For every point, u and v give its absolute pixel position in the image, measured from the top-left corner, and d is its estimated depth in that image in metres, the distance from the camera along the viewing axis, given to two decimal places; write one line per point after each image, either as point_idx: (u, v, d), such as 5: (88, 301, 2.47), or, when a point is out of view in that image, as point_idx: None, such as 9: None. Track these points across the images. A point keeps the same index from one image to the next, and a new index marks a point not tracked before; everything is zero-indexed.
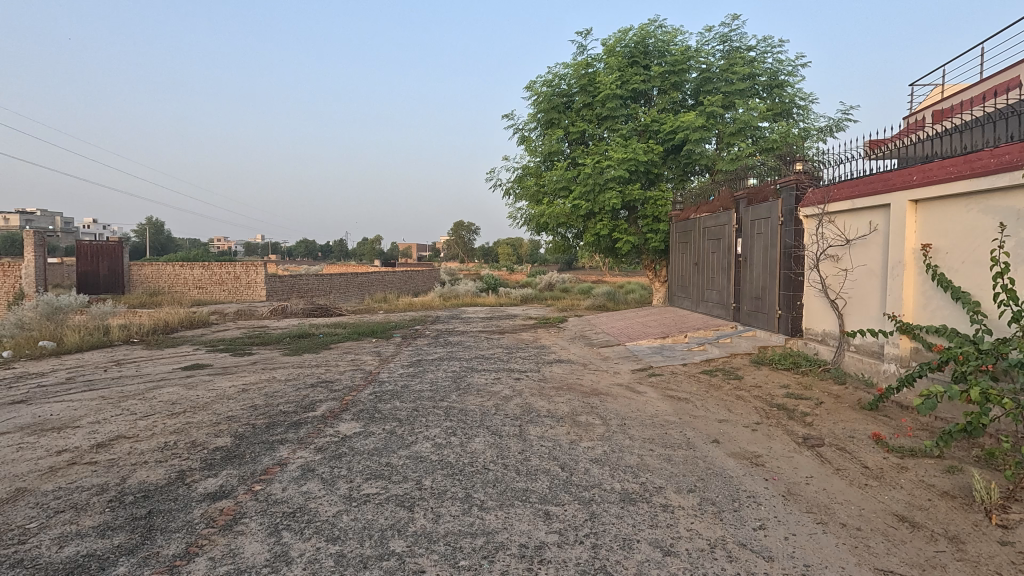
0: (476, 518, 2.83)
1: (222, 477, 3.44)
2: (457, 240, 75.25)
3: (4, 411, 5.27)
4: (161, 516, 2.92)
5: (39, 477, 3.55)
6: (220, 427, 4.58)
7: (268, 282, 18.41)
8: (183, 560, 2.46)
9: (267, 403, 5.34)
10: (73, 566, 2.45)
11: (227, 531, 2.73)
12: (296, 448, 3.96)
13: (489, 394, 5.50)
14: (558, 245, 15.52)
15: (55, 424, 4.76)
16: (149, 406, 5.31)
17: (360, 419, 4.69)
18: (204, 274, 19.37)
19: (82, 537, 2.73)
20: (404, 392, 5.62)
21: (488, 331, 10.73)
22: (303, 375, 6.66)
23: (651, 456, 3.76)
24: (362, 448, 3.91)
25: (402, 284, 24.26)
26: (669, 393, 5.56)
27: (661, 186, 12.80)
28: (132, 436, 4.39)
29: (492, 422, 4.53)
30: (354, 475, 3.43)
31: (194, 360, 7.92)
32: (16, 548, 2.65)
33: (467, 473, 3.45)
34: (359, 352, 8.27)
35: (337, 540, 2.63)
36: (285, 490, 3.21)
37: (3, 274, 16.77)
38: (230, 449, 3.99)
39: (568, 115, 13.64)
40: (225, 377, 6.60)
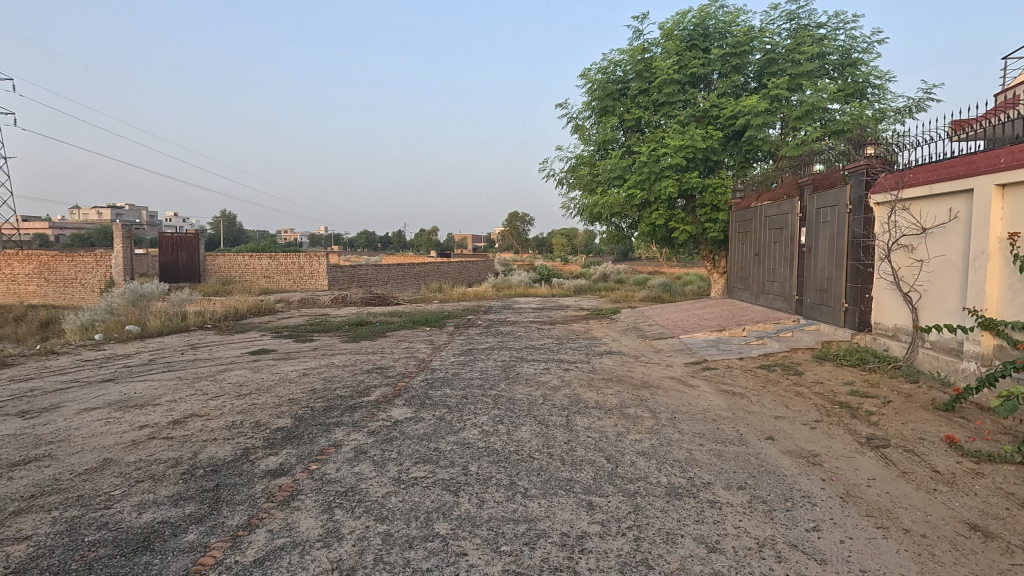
0: (519, 505, 2.87)
1: (283, 456, 3.64)
2: (512, 230, 75.65)
3: (95, 388, 5.79)
4: (227, 489, 3.13)
5: (123, 449, 3.89)
6: (283, 408, 4.85)
7: (330, 272, 19.24)
8: (245, 531, 2.64)
9: (324, 387, 5.58)
10: (150, 532, 2.68)
11: (285, 506, 2.90)
12: (351, 430, 4.14)
13: (537, 384, 5.53)
14: (613, 235, 15.31)
15: (138, 401, 5.19)
16: (219, 387, 5.69)
17: (411, 405, 4.83)
18: (271, 265, 20.34)
19: (159, 505, 2.97)
20: (455, 380, 5.74)
21: (539, 321, 10.76)
22: (360, 361, 6.92)
23: (700, 451, 3.68)
24: (412, 433, 4.04)
25: (457, 274, 24.68)
26: (724, 388, 5.40)
27: (722, 174, 12.29)
28: (204, 414, 4.73)
29: (540, 412, 4.55)
30: (403, 458, 3.55)
31: (260, 345, 8.38)
32: (103, 512, 2.92)
33: (512, 461, 3.49)
34: (413, 341, 8.48)
35: (386, 519, 2.74)
36: (338, 470, 3.37)
37: (97, 264, 18.32)
38: (290, 430, 4.22)
39: (623, 102, 13.36)
40: (288, 362, 6.97)
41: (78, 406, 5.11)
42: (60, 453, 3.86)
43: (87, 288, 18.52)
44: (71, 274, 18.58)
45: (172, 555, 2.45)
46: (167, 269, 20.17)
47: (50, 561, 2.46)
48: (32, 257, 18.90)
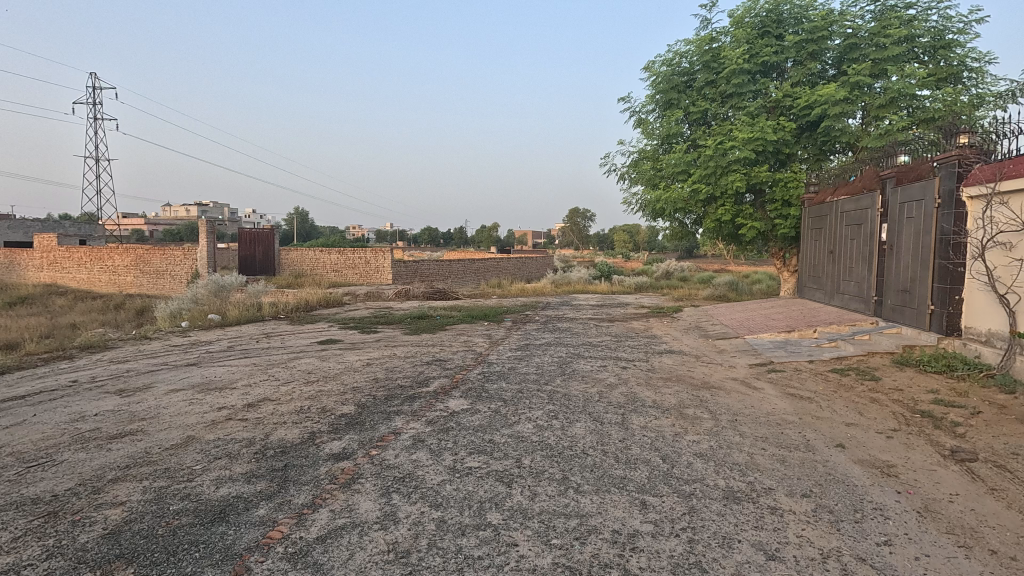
0: (571, 500, 2.87)
1: (346, 441, 3.82)
2: (572, 227, 75.13)
3: (182, 371, 6.28)
4: (294, 470, 3.32)
5: (204, 428, 4.20)
6: (347, 396, 5.07)
7: (394, 267, 19.92)
8: (309, 509, 2.80)
9: (386, 377, 5.80)
10: (225, 505, 2.89)
11: (346, 488, 3.05)
12: (409, 419, 4.28)
13: (593, 381, 5.49)
14: (676, 232, 14.89)
15: (218, 385, 5.59)
16: (290, 373, 6.04)
17: (468, 397, 4.93)
18: (340, 259, 20.94)
19: (234, 481, 3.20)
20: (511, 374, 5.80)
21: (598, 318, 10.66)
22: (420, 353, 7.12)
23: (763, 456, 3.53)
24: (468, 424, 4.12)
25: (516, 270, 24.83)
26: (791, 391, 5.15)
27: (794, 167, 11.67)
28: (275, 399, 5.03)
29: (595, 409, 4.52)
30: (458, 448, 3.63)
31: (328, 336, 8.80)
32: (186, 484, 3.18)
33: (566, 456, 3.49)
34: (472, 335, 8.64)
35: (440, 506, 2.82)
36: (397, 457, 3.49)
37: (185, 257, 19.80)
38: (353, 417, 4.41)
39: (688, 94, 12.96)
40: (352, 352, 7.28)
41: (166, 386, 5.57)
42: (150, 429, 4.22)
43: (176, 279, 20.04)
44: (163, 267, 20.14)
45: (245, 527, 2.63)
46: (246, 263, 21.36)
47: (140, 525, 2.71)
48: (129, 250, 20.63)
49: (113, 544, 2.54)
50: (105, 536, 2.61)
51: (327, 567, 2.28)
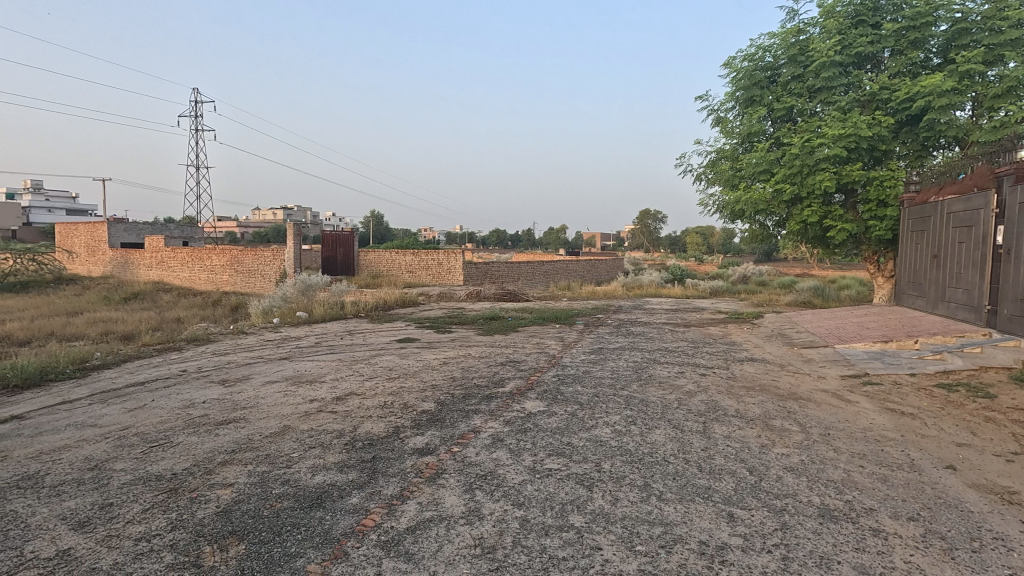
0: (654, 507, 2.83)
1: (428, 437, 3.96)
2: (643, 228, 73.49)
3: (275, 364, 6.74)
4: (382, 462, 3.49)
5: (299, 419, 4.50)
6: (427, 393, 5.26)
7: (466, 268, 20.42)
8: (398, 501, 2.93)
9: (463, 376, 5.95)
10: (322, 492, 3.08)
11: (431, 482, 3.17)
12: (488, 418, 4.37)
13: (671, 388, 5.36)
14: (757, 234, 14.20)
15: (308, 378, 5.96)
16: (373, 370, 6.33)
17: (544, 399, 4.96)
18: (413, 260, 21.40)
19: (328, 469, 3.40)
20: (586, 377, 5.78)
21: (673, 323, 10.37)
22: (495, 354, 7.24)
23: (861, 473, 3.32)
24: (546, 426, 4.15)
25: (585, 273, 24.68)
26: (890, 406, 4.80)
27: (891, 164, 10.85)
28: (361, 393, 5.29)
29: (675, 416, 4.42)
30: (538, 449, 3.67)
31: (406, 334, 9.13)
32: (286, 470, 3.42)
33: (646, 462, 3.44)
34: (544, 337, 8.68)
35: (523, 505, 2.86)
36: (478, 455, 3.58)
37: (274, 257, 21.14)
38: (434, 413, 4.56)
39: (772, 90, 12.38)
40: (429, 351, 7.51)
41: (262, 378, 5.99)
42: (251, 417, 4.56)
43: (267, 278, 21.50)
44: (255, 266, 21.66)
45: (341, 514, 2.80)
46: (328, 263, 22.10)
47: (248, 506, 2.94)
48: (226, 251, 22.30)
49: (226, 521, 2.78)
50: (219, 513, 2.86)
51: (418, 557, 2.38)
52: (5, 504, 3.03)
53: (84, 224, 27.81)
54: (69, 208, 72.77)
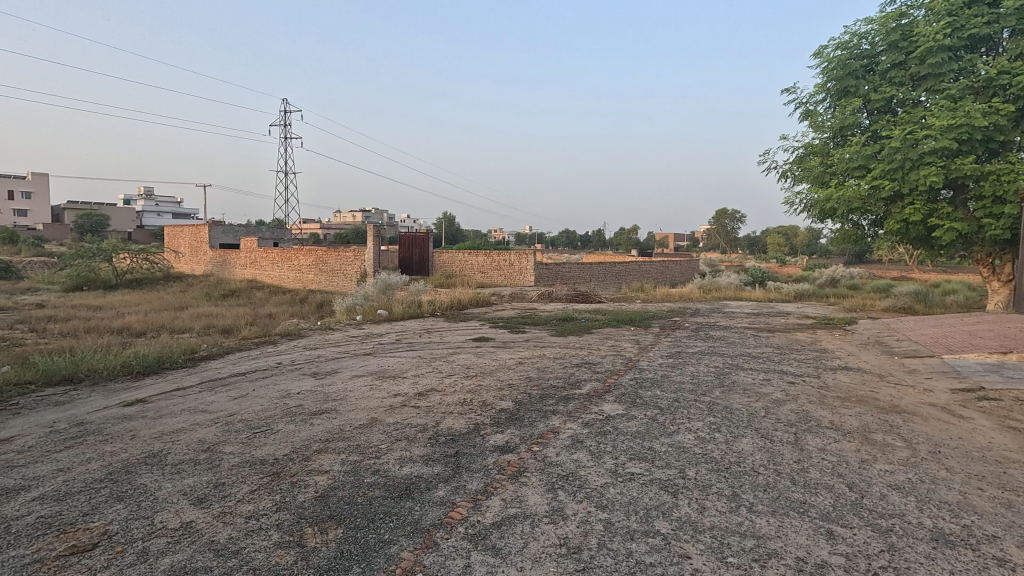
0: (745, 519, 2.72)
1: (508, 435, 4.02)
2: (720, 228, 70.57)
3: (361, 359, 7.09)
4: (465, 457, 3.58)
5: (385, 412, 4.71)
6: (504, 392, 5.34)
7: (537, 269, 20.48)
8: (483, 496, 3.00)
9: (539, 376, 5.99)
10: (410, 483, 3.22)
11: (514, 480, 3.22)
12: (566, 419, 4.38)
13: (757, 395, 5.13)
14: (849, 235, 13.24)
15: (392, 373, 6.22)
16: (451, 367, 6.51)
17: (622, 402, 4.89)
18: (485, 261, 21.66)
19: (414, 462, 3.54)
20: (665, 381, 5.64)
21: (756, 328, 9.88)
22: (569, 355, 7.23)
23: (979, 497, 3.03)
24: (626, 430, 4.10)
25: (658, 275, 24.06)
26: (1012, 424, 4.34)
27: (1010, 156, 9.78)
28: (441, 390, 5.45)
29: (763, 425, 4.23)
30: (619, 453, 3.63)
31: (481, 333, 9.31)
32: (376, 460, 3.60)
33: (734, 472, 3.32)
34: (619, 339, 8.56)
35: (606, 508, 2.85)
36: (558, 455, 3.59)
37: (355, 258, 22.17)
38: (513, 412, 4.63)
39: (868, 80, 11.54)
40: (505, 350, 7.62)
41: (350, 372, 6.32)
42: (341, 409, 4.83)
43: (348, 277, 22.57)
44: (337, 266, 22.81)
45: (429, 505, 2.91)
46: (405, 264, 22.91)
47: (343, 492, 3.12)
48: (312, 252, 23.63)
49: (325, 505, 2.96)
50: (318, 497, 3.06)
51: (505, 552, 2.43)
52: (136, 478, 3.39)
53: (189, 227, 30.43)
54: (176, 211, 79.93)
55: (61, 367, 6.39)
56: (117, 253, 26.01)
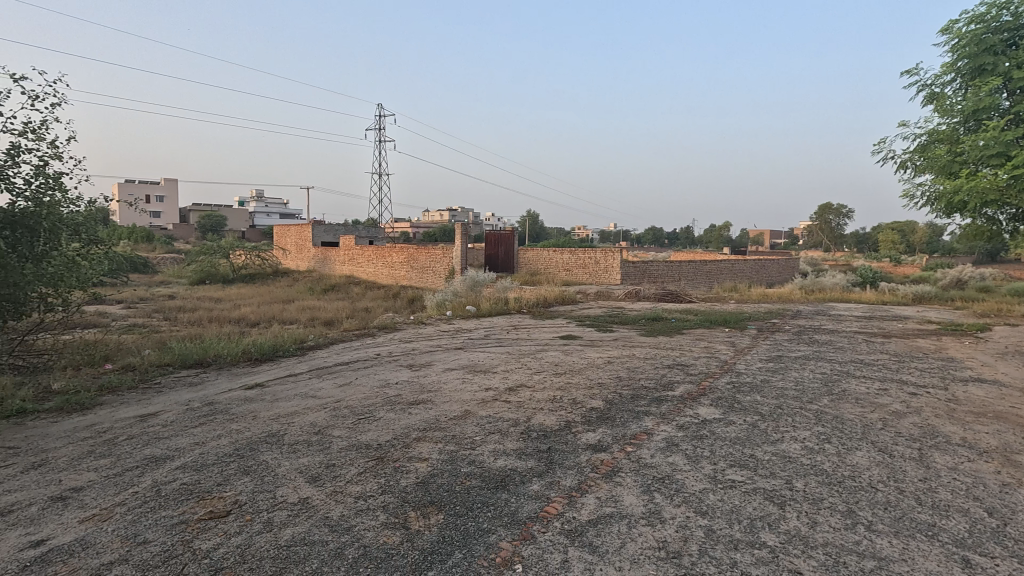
0: (863, 538, 2.53)
1: (600, 434, 3.99)
2: (824, 225, 65.45)
3: (452, 353, 7.33)
4: (558, 454, 3.60)
5: (477, 405, 4.84)
6: (594, 390, 5.31)
7: (623, 267, 20.08)
8: (577, 493, 3.01)
9: (629, 376, 5.89)
10: (504, 475, 3.29)
11: (608, 479, 3.19)
12: (659, 421, 4.28)
13: (872, 405, 4.72)
14: (982, 231, 11.77)
15: (482, 368, 6.37)
16: (540, 364, 6.56)
17: (719, 406, 4.69)
18: (571, 258, 21.51)
19: (508, 455, 3.62)
20: (765, 386, 5.35)
21: (867, 333, 9.07)
22: (660, 356, 7.03)
23: None
24: (724, 435, 3.94)
25: (754, 274, 22.77)
26: None
27: None
28: (531, 386, 5.52)
29: (880, 438, 3.89)
30: (717, 458, 3.50)
31: (568, 331, 9.29)
32: (471, 451, 3.71)
33: (848, 486, 3.09)
34: (713, 340, 8.21)
35: (707, 514, 2.76)
36: (653, 457, 3.52)
37: (443, 255, 22.89)
38: (604, 411, 4.59)
39: (1010, 55, 10.21)
40: (593, 349, 7.55)
41: (442, 365, 6.55)
42: (436, 400, 5.03)
43: (437, 274, 23.37)
44: (427, 264, 23.68)
45: (524, 498, 2.96)
46: (491, 261, 23.35)
47: (442, 480, 3.25)
48: (403, 249, 24.71)
49: (426, 491, 3.10)
50: (419, 483, 3.21)
51: (603, 550, 2.42)
52: (259, 455, 3.73)
53: (295, 226, 32.88)
54: (282, 212, 86.65)
55: (193, 352, 7.16)
56: (234, 251, 28.65)
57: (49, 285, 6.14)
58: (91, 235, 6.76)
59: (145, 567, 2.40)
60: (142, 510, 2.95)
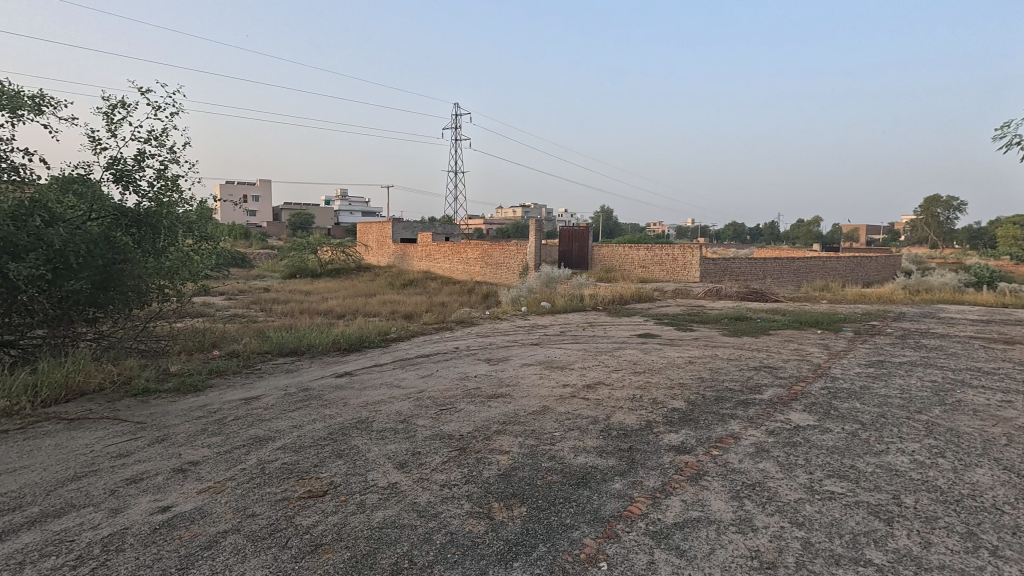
0: (987, 563, 2.29)
1: (683, 436, 3.88)
2: (931, 219, 59.65)
3: (528, 349, 7.38)
4: (640, 453, 3.54)
5: (556, 401, 4.84)
6: (675, 391, 5.16)
7: (703, 264, 19.34)
8: (662, 494, 2.94)
9: (713, 377, 5.67)
10: (585, 472, 3.27)
11: (694, 482, 3.10)
12: (747, 425, 4.09)
13: (994, 419, 4.26)
14: None
15: (559, 364, 6.37)
16: (618, 362, 6.46)
17: (813, 413, 4.41)
18: (647, 255, 20.99)
19: (588, 452, 3.60)
20: (865, 393, 4.97)
21: (985, 338, 8.18)
22: (745, 357, 6.72)
23: None
24: (820, 443, 3.70)
25: (848, 272, 21.19)
26: None
27: None
28: (609, 384, 5.45)
29: (1005, 455, 3.50)
30: (813, 467, 3.30)
31: (645, 329, 9.09)
32: (551, 447, 3.72)
33: (967, 506, 2.81)
34: (804, 342, 7.74)
35: (803, 526, 2.60)
36: (742, 462, 3.38)
37: (518, 251, 23.07)
38: (686, 412, 4.45)
39: None
40: (672, 348, 7.35)
41: (519, 360, 6.61)
42: (515, 395, 5.09)
43: (511, 270, 23.59)
44: (502, 260, 23.95)
45: (606, 496, 2.93)
46: (565, 257, 23.26)
47: (524, 473, 3.29)
48: (478, 246, 25.14)
49: (508, 483, 3.15)
50: (501, 475, 3.26)
51: (691, 555, 2.35)
52: (351, 439, 3.94)
53: (376, 223, 34.36)
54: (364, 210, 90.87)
55: (288, 341, 7.69)
56: (321, 247, 30.36)
57: (166, 278, 6.99)
58: (202, 231, 7.42)
59: (255, 538, 2.61)
60: (250, 485, 3.21)
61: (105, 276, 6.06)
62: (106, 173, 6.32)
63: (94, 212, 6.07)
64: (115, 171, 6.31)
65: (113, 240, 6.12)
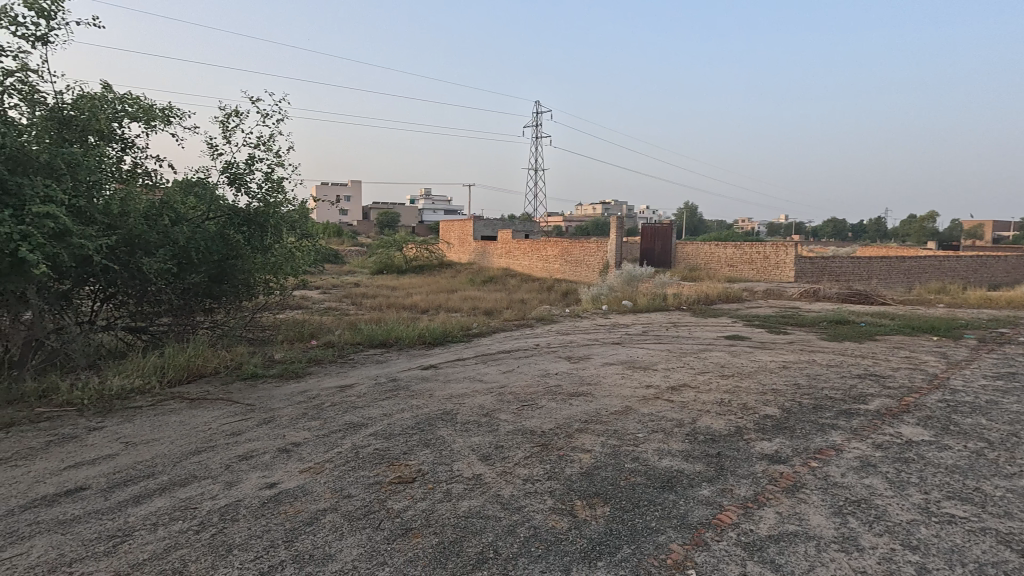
0: None
1: (777, 444, 3.67)
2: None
3: (609, 348, 7.27)
4: (730, 460, 3.39)
5: (638, 402, 4.74)
6: (768, 396, 4.88)
7: (798, 263, 18.12)
8: (754, 504, 2.80)
9: (810, 384, 5.30)
10: (670, 476, 3.19)
11: (790, 494, 2.92)
12: (851, 437, 3.79)
13: None
14: None
15: (641, 364, 6.23)
16: (704, 364, 6.21)
17: (928, 427, 4.01)
18: (735, 253, 19.99)
19: (673, 456, 3.50)
20: (992, 408, 4.45)
21: None
22: (848, 363, 6.22)
23: None
24: (936, 461, 3.36)
25: (970, 273, 19.00)
26: None
27: None
28: (695, 386, 5.26)
29: None
30: (928, 487, 3.00)
31: (733, 331, 8.66)
32: (634, 448, 3.65)
33: None
34: (917, 350, 7.04)
35: (918, 550, 2.38)
36: (844, 476, 3.14)
37: (598, 249, 22.78)
38: (780, 420, 4.20)
39: None
40: (764, 352, 6.95)
41: (599, 359, 6.54)
42: (596, 394, 5.04)
43: (591, 268, 23.34)
44: (582, 257, 23.75)
45: (694, 502, 2.84)
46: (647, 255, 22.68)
47: (606, 473, 3.25)
48: (558, 243, 25.09)
49: (591, 482, 3.13)
50: (584, 474, 3.25)
51: (787, 570, 2.23)
52: (436, 430, 4.09)
53: (459, 221, 35.25)
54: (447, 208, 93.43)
55: (378, 334, 8.08)
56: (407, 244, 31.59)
57: (271, 273, 7.58)
58: (303, 228, 7.94)
59: (351, 518, 2.78)
60: (346, 467, 3.42)
61: (220, 270, 6.84)
62: (222, 176, 6.94)
63: (211, 212, 6.71)
64: (230, 174, 6.91)
65: (226, 238, 6.76)
